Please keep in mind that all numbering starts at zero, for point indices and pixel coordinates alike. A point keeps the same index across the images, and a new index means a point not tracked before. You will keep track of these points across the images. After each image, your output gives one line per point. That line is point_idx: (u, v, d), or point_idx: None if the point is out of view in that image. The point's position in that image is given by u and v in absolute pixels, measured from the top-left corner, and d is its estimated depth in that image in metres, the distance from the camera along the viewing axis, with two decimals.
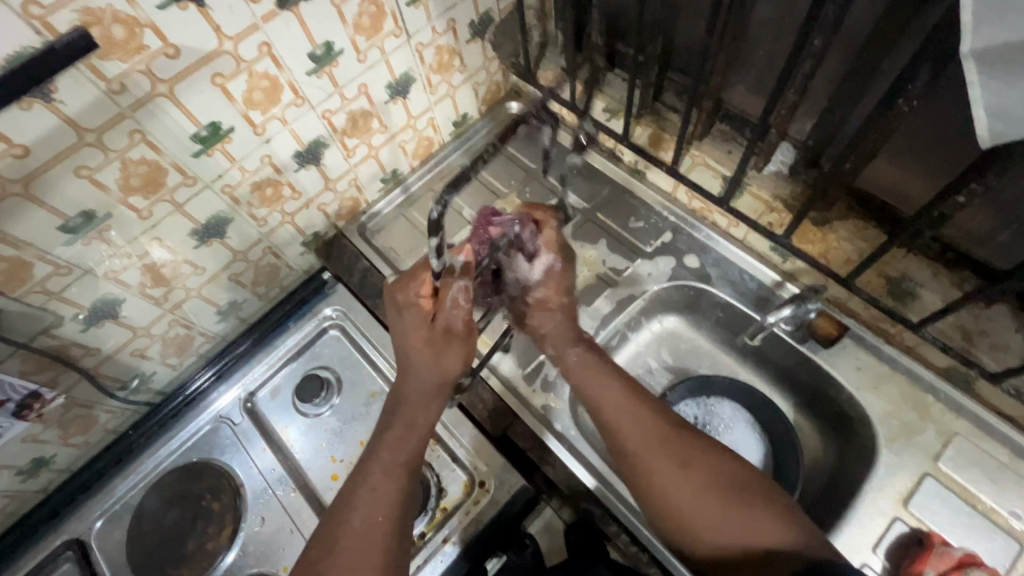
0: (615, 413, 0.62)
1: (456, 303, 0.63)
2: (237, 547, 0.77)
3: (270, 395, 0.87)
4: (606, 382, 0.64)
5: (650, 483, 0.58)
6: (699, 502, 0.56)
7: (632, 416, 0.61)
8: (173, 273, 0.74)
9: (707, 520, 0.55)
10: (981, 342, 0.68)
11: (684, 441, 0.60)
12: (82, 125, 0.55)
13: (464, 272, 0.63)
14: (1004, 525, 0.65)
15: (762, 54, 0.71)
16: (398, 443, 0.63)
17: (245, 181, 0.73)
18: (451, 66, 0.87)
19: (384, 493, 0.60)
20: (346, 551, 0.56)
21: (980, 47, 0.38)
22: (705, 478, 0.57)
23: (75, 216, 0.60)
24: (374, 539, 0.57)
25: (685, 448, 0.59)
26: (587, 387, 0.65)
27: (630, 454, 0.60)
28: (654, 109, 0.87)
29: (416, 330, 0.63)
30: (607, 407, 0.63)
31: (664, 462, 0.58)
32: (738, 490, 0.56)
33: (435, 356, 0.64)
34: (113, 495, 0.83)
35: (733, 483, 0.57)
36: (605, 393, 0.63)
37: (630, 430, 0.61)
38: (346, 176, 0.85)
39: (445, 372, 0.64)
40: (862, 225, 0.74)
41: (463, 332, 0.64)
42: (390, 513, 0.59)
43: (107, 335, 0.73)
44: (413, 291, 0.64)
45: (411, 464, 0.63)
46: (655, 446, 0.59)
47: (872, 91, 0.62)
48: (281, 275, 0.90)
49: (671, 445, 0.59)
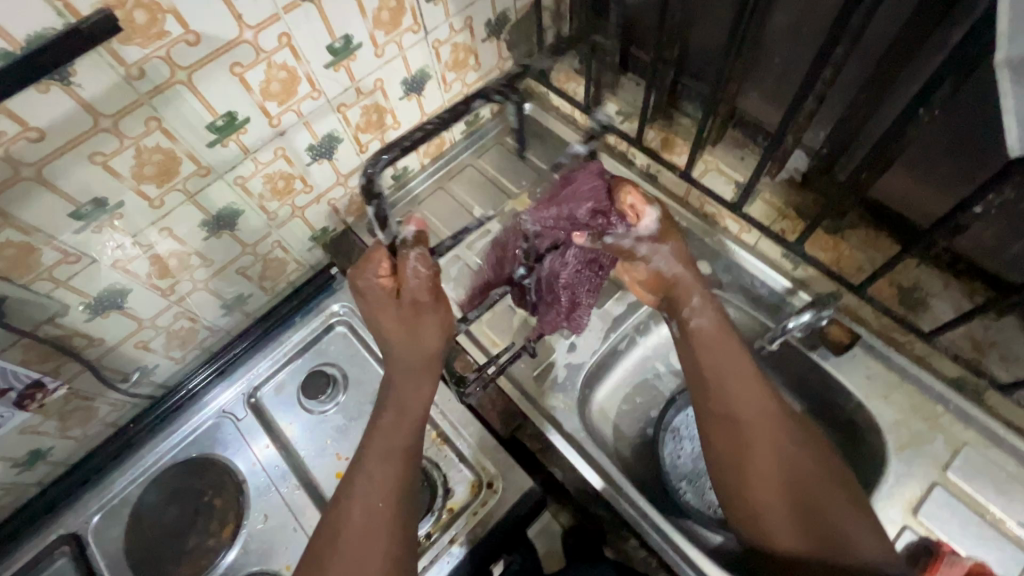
0: (737, 381, 0.61)
1: (416, 274, 0.60)
2: (238, 545, 0.76)
3: (275, 391, 0.86)
4: (736, 356, 0.62)
5: (746, 454, 0.59)
6: (778, 491, 0.58)
7: (747, 394, 0.61)
8: (180, 264, 0.73)
9: (779, 510, 0.57)
10: (992, 353, 0.69)
11: (787, 430, 0.60)
12: (98, 110, 0.54)
13: (415, 241, 0.63)
14: (1012, 536, 0.65)
15: (779, 60, 0.71)
16: (393, 428, 0.61)
17: (257, 173, 0.72)
18: (466, 64, 0.86)
19: (383, 480, 0.58)
20: (347, 543, 0.55)
21: (1014, 55, 0.38)
22: (792, 473, 0.58)
23: (86, 203, 0.59)
24: (376, 528, 0.56)
25: (786, 439, 0.60)
26: (713, 348, 0.63)
27: (739, 424, 0.60)
28: (667, 113, 0.88)
29: (384, 311, 0.61)
30: (726, 378, 0.62)
31: (772, 440, 0.59)
32: (822, 494, 0.57)
33: (411, 327, 0.60)
34: (111, 490, 0.81)
35: (821, 486, 0.58)
36: (732, 358, 0.62)
37: (744, 401, 0.61)
38: (357, 171, 0.85)
39: (423, 347, 0.61)
40: (873, 234, 0.75)
41: (431, 300, 0.61)
42: (390, 500, 0.58)
43: (111, 326, 0.72)
44: (371, 275, 0.61)
45: (409, 449, 0.61)
46: (761, 428, 0.60)
47: (893, 99, 0.62)
48: (288, 269, 0.89)
49: (774, 432, 0.60)
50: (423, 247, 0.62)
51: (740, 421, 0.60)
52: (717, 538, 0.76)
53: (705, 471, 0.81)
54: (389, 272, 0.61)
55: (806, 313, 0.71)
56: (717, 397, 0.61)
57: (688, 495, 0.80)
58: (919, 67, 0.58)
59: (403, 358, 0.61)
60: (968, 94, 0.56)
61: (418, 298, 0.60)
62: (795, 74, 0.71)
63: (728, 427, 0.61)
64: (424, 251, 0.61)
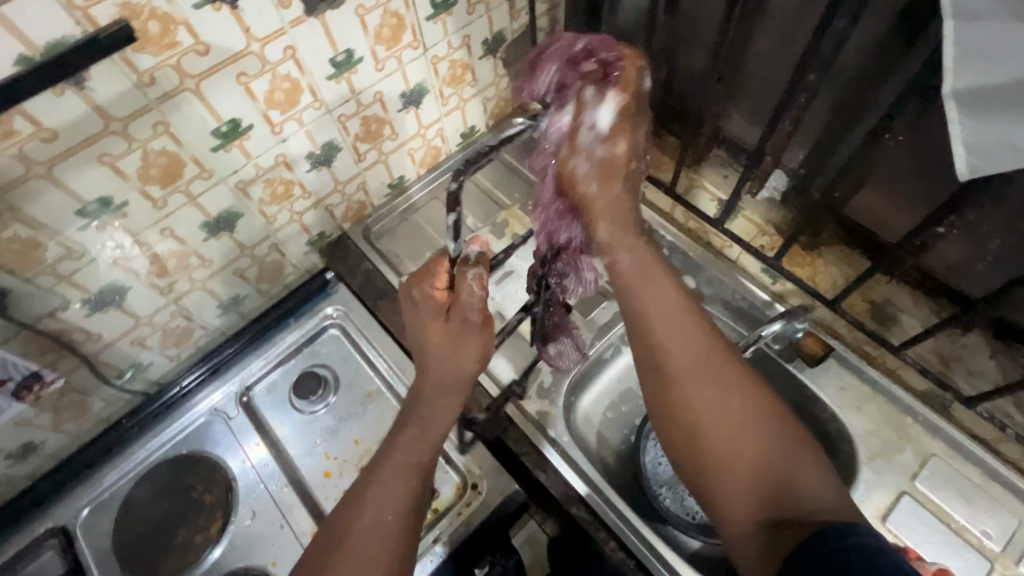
0: (664, 329, 0.59)
1: (472, 292, 0.60)
2: (224, 542, 0.77)
3: (266, 390, 0.87)
4: (671, 311, 0.59)
5: (681, 407, 0.58)
6: (728, 447, 0.55)
7: (678, 337, 0.59)
8: (179, 264, 0.75)
9: (726, 462, 0.55)
10: (958, 368, 0.73)
11: (725, 377, 0.57)
12: (109, 113, 0.56)
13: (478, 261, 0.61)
14: (976, 544, 0.67)
15: (759, 85, 0.76)
16: (412, 442, 0.62)
17: (258, 178, 0.74)
18: (463, 80, 0.90)
19: (395, 492, 0.60)
20: (352, 548, 0.57)
21: (960, 87, 0.42)
22: (742, 429, 0.55)
23: (92, 201, 0.61)
24: (383, 539, 0.58)
25: (723, 386, 0.57)
26: (639, 288, 0.60)
27: (669, 377, 0.58)
28: (655, 132, 0.92)
29: (433, 323, 0.62)
30: (663, 333, 0.59)
31: (707, 391, 0.57)
32: (776, 451, 0.54)
33: (456, 344, 0.62)
34: (101, 484, 0.82)
35: (773, 443, 0.55)
36: (658, 298, 0.60)
37: (675, 354, 0.58)
38: (355, 179, 0.88)
39: (460, 366, 0.62)
40: (848, 252, 0.79)
41: (479, 321, 0.62)
42: (399, 512, 0.59)
43: (110, 322, 0.74)
44: (428, 284, 0.62)
45: (421, 465, 0.63)
46: (691, 377, 0.58)
47: (862, 124, 0.66)
48: (285, 272, 0.91)
49: (718, 384, 0.57)
50: (484, 268, 0.61)
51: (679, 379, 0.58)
52: (695, 543, 0.78)
53: None
54: (445, 285, 0.62)
55: (776, 322, 0.73)
56: (646, 351, 0.60)
57: (668, 500, 0.81)
58: (883, 95, 0.62)
59: (429, 375, 0.63)
60: (929, 122, 0.60)
61: (462, 314, 0.61)
62: (772, 98, 0.76)
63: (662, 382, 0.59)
64: (484, 271, 0.61)
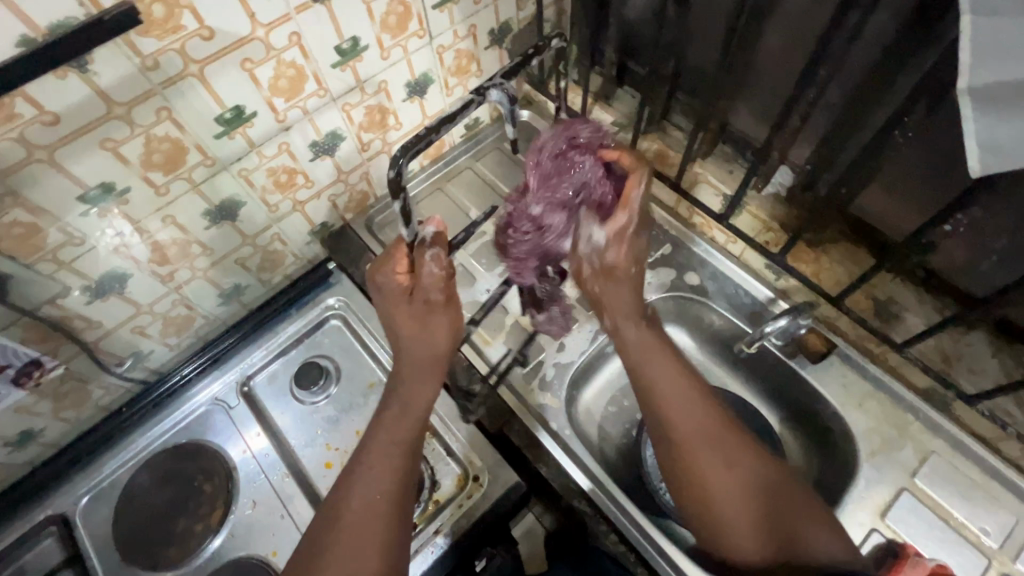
0: (674, 400, 0.61)
1: (432, 273, 0.61)
2: (225, 531, 0.77)
3: (267, 380, 0.87)
4: (677, 380, 0.63)
5: (695, 474, 0.59)
6: (742, 512, 0.57)
7: (686, 406, 0.61)
8: (180, 252, 0.74)
9: (741, 526, 0.57)
10: (959, 366, 0.73)
11: (733, 442, 0.60)
12: (112, 97, 0.55)
13: (435, 242, 0.62)
14: (974, 541, 0.68)
15: (766, 81, 0.75)
16: (395, 421, 0.63)
17: (261, 166, 0.74)
18: (468, 70, 0.89)
19: (381, 471, 0.60)
20: (344, 529, 0.57)
21: (976, 83, 0.41)
22: (752, 488, 0.58)
23: (94, 187, 0.61)
24: (372, 519, 0.58)
25: (732, 450, 0.60)
26: (646, 361, 0.64)
27: (682, 445, 0.60)
28: (660, 126, 0.92)
29: (399, 307, 0.62)
30: (669, 397, 0.62)
31: (718, 457, 0.59)
32: (783, 513, 0.57)
33: (421, 319, 0.62)
34: (101, 472, 0.82)
35: (779, 501, 0.58)
36: (662, 368, 0.63)
37: (687, 423, 0.60)
38: (358, 168, 0.87)
39: (436, 346, 0.63)
40: (853, 251, 0.79)
41: (443, 301, 0.62)
42: (389, 489, 0.60)
43: (111, 310, 0.73)
44: (390, 270, 0.63)
45: (409, 442, 0.63)
46: (703, 445, 0.60)
47: (871, 121, 0.66)
48: (286, 262, 0.91)
49: (724, 442, 0.60)
50: (441, 247, 0.62)
51: (688, 439, 0.60)
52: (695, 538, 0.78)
53: None
54: (407, 269, 0.63)
55: (782, 319, 0.74)
56: (658, 419, 0.62)
57: None
58: (892, 91, 0.62)
59: (414, 356, 0.63)
60: (941, 119, 0.60)
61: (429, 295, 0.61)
62: (780, 95, 0.75)
63: (676, 450, 0.61)
64: (440, 252, 0.62)
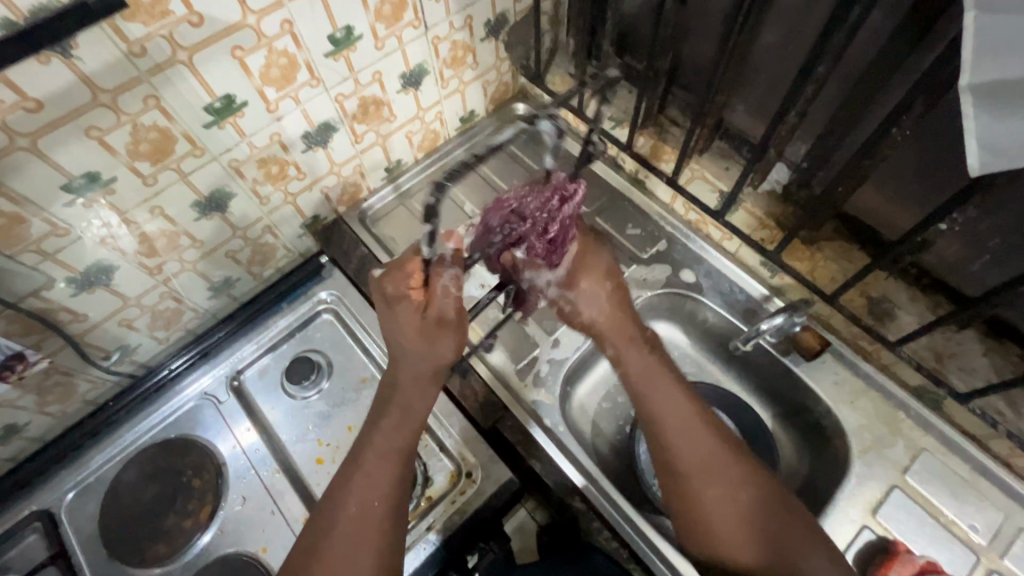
0: (675, 428, 0.62)
1: (447, 292, 0.61)
2: (214, 527, 0.76)
3: (258, 375, 0.86)
4: (680, 409, 0.63)
5: (694, 501, 0.60)
6: (740, 540, 0.57)
7: (687, 434, 0.62)
8: (169, 244, 0.73)
9: (740, 555, 0.57)
10: (950, 364, 0.72)
11: (734, 471, 0.60)
12: (97, 84, 0.54)
13: (455, 263, 0.62)
14: (963, 537, 0.69)
15: (763, 77, 0.75)
16: (395, 428, 0.62)
17: (252, 157, 0.72)
18: (464, 62, 0.88)
19: (379, 478, 0.60)
20: (341, 536, 0.57)
21: (977, 80, 0.41)
22: (755, 519, 0.58)
23: (79, 176, 0.59)
24: (369, 525, 0.57)
25: (733, 479, 0.59)
26: (647, 389, 0.65)
27: (683, 473, 0.61)
28: (657, 121, 0.91)
29: (408, 318, 0.61)
30: (670, 426, 0.62)
31: (718, 485, 0.59)
32: (786, 545, 0.56)
33: (430, 334, 0.61)
34: (88, 467, 0.80)
35: (781, 533, 0.57)
36: (666, 396, 0.64)
37: (688, 451, 0.61)
38: (352, 161, 0.86)
39: (436, 348, 0.62)
40: (850, 247, 0.78)
41: (453, 320, 0.62)
42: (385, 499, 0.59)
43: (97, 302, 0.72)
44: (402, 283, 0.61)
45: (405, 449, 0.62)
46: (703, 473, 0.60)
47: (869, 119, 0.66)
48: (277, 255, 0.89)
49: (727, 474, 0.60)
50: (459, 268, 0.62)
51: (690, 470, 0.60)
52: None
53: None
54: (421, 284, 0.62)
55: (778, 316, 0.75)
56: (659, 446, 0.63)
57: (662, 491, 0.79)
58: (891, 89, 0.62)
59: (411, 357, 0.62)
60: (939, 118, 0.60)
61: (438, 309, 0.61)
62: (777, 92, 0.75)
63: (676, 478, 0.61)
64: (459, 272, 0.62)
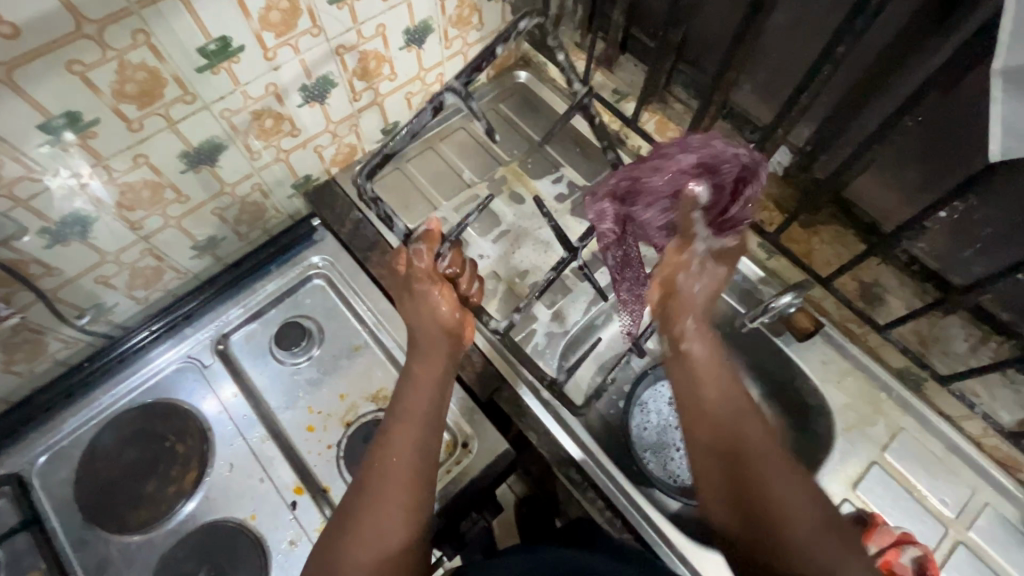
0: (708, 394, 0.58)
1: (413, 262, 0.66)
2: (199, 494, 0.73)
3: (245, 339, 0.83)
4: (716, 378, 0.58)
5: (708, 459, 0.57)
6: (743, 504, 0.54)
7: (716, 402, 0.57)
8: (154, 196, 0.68)
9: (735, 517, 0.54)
10: (935, 349, 0.76)
11: (756, 445, 0.55)
12: (82, 13, 0.49)
13: (424, 238, 0.66)
14: (934, 511, 0.72)
15: (774, 56, 0.75)
16: (414, 392, 0.63)
17: (245, 108, 0.68)
18: (469, 22, 0.84)
19: (402, 438, 0.59)
20: (370, 492, 0.56)
21: (1010, 65, 0.42)
22: (763, 492, 0.53)
23: (59, 116, 0.54)
24: (393, 479, 0.57)
25: (752, 451, 0.55)
26: (691, 358, 0.59)
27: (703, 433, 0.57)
28: (662, 97, 0.90)
29: (397, 293, 0.68)
30: (703, 391, 0.58)
31: (735, 450, 0.55)
32: (790, 522, 0.51)
33: (412, 298, 0.66)
34: (61, 430, 0.76)
35: (787, 509, 0.52)
36: (709, 365, 0.59)
37: (715, 416, 0.57)
38: (348, 120, 0.82)
39: (429, 325, 0.65)
40: (841, 232, 0.80)
41: (424, 289, 0.65)
42: (406, 455, 0.58)
43: (72, 256, 0.67)
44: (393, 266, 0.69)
45: (427, 413, 0.62)
46: (722, 437, 0.56)
47: (876, 105, 0.66)
48: (266, 215, 0.86)
49: (748, 448, 0.55)
50: (423, 243, 0.66)
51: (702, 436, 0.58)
52: (675, 505, 0.78)
53: (669, 442, 0.85)
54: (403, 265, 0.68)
55: (789, 295, 0.75)
56: (687, 406, 0.59)
57: (651, 463, 0.83)
58: (907, 77, 0.62)
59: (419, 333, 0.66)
60: (947, 108, 0.61)
61: (409, 277, 0.66)
62: (787, 75, 0.75)
63: (698, 438, 0.58)
64: (421, 247, 0.66)
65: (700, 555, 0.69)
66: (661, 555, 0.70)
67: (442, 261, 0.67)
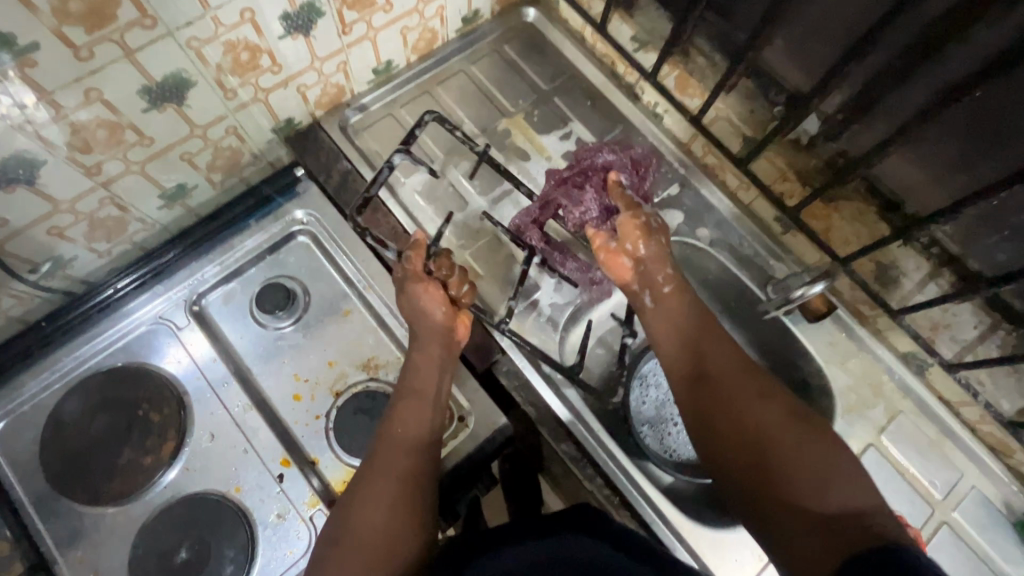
0: (675, 336, 0.64)
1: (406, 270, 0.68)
2: (179, 464, 0.69)
3: (222, 300, 0.76)
4: (684, 321, 0.65)
5: (688, 399, 0.60)
6: (725, 428, 0.56)
7: (686, 343, 0.63)
8: (111, 137, 0.59)
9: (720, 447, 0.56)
10: (944, 334, 0.73)
11: (728, 376, 0.59)
12: None
13: (412, 247, 0.69)
14: (924, 492, 0.74)
15: (815, 7, 0.65)
16: (421, 369, 0.66)
17: (217, 37, 0.58)
18: None
19: (412, 417, 0.63)
20: (380, 456, 0.60)
21: None
22: (739, 415, 0.56)
23: None
24: (398, 438, 0.61)
25: (723, 379, 0.59)
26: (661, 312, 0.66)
27: (680, 374, 0.62)
28: (685, 49, 0.82)
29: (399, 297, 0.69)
30: (672, 336, 0.64)
31: (709, 383, 0.59)
32: (767, 436, 0.54)
33: (410, 300, 0.68)
34: (21, 394, 0.70)
35: (762, 429, 0.54)
36: (685, 313, 0.65)
37: (685, 359, 0.63)
38: (336, 57, 0.72)
39: (428, 312, 0.67)
40: (863, 209, 0.75)
41: (418, 293, 0.67)
42: (414, 429, 0.62)
43: (17, 204, 0.58)
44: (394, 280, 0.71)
45: (439, 396, 0.65)
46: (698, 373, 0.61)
47: (922, 77, 0.60)
48: (243, 162, 0.77)
49: (719, 379, 0.59)
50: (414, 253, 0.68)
51: (677, 385, 0.62)
52: (668, 479, 0.78)
53: (667, 416, 0.83)
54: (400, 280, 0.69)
55: (818, 285, 0.70)
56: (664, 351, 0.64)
57: (648, 439, 0.81)
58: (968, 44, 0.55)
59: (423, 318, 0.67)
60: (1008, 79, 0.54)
61: (402, 282, 0.69)
62: (824, 36, 0.67)
63: (676, 382, 0.62)
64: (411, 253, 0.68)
65: (695, 533, 0.70)
66: (659, 533, 0.70)
67: (431, 266, 0.69)
